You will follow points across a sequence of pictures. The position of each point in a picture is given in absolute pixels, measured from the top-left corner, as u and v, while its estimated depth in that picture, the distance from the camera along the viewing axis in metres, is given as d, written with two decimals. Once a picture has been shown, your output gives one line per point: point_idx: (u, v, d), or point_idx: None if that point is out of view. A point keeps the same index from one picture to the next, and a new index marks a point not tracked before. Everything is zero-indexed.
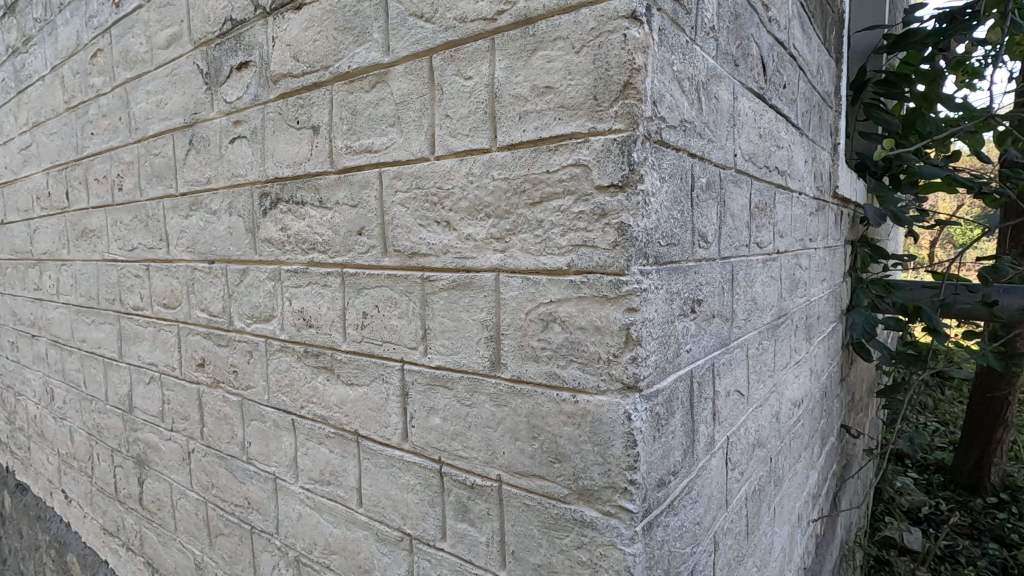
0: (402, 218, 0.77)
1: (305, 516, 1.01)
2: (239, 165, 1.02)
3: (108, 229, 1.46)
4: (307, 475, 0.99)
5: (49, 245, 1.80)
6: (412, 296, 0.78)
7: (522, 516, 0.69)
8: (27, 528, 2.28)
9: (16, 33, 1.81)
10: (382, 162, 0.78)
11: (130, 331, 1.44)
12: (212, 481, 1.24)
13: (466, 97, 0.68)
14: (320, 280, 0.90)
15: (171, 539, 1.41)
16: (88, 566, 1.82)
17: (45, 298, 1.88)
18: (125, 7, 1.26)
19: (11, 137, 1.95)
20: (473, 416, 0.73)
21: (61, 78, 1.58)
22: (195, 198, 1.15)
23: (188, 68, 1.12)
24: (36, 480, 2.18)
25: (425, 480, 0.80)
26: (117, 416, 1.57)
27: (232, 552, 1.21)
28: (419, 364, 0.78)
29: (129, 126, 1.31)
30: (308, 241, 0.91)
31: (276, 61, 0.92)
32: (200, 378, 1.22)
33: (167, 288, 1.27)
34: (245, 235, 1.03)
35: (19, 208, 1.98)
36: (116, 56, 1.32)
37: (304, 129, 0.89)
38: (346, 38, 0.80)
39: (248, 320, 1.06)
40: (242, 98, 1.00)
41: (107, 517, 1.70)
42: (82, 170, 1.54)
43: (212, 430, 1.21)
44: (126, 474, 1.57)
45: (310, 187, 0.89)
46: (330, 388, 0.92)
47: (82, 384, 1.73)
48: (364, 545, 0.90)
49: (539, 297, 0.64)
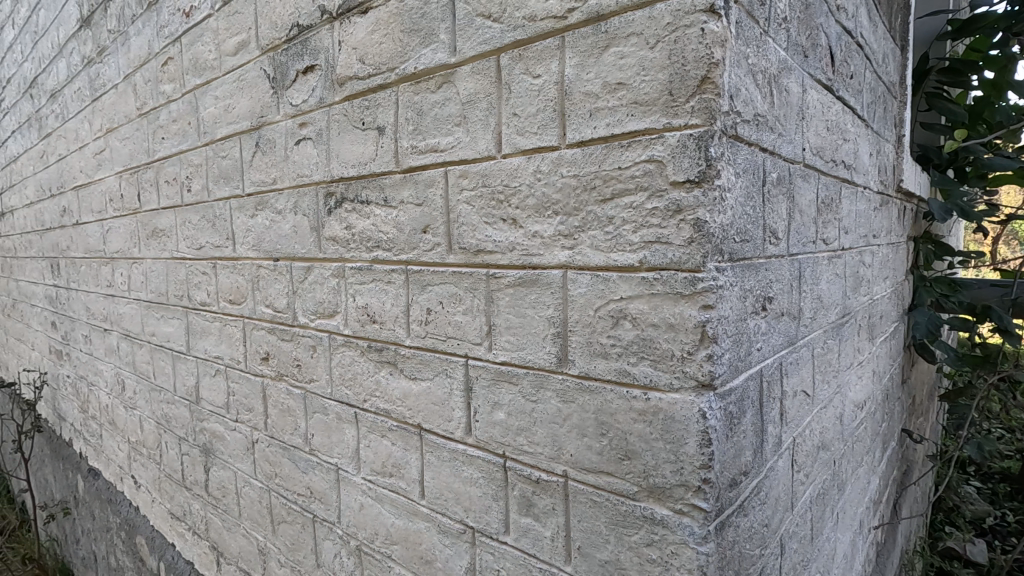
0: (467, 216, 0.78)
1: (367, 507, 1.04)
2: (304, 166, 1.06)
3: (178, 229, 1.54)
4: (369, 468, 1.02)
5: (121, 244, 1.91)
6: (477, 293, 0.79)
7: (589, 512, 0.69)
8: (99, 511, 2.42)
9: (91, 44, 1.92)
10: (448, 162, 0.79)
11: (197, 326, 1.51)
12: (275, 470, 1.28)
13: (534, 95, 0.68)
14: (384, 277, 0.93)
15: (236, 525, 1.48)
16: (156, 548, 1.92)
17: (117, 294, 1.99)
18: (195, 16, 1.32)
19: (87, 142, 2.07)
20: (539, 413, 0.73)
21: (134, 86, 1.67)
22: (260, 198, 1.19)
23: (255, 73, 1.16)
24: (107, 465, 2.31)
25: (488, 475, 0.81)
26: (184, 407, 1.65)
27: (295, 539, 1.25)
28: (484, 360, 0.79)
29: (199, 130, 1.37)
30: (372, 239, 0.94)
31: (342, 64, 0.94)
32: (265, 372, 1.27)
33: (233, 285, 1.33)
34: (309, 234, 1.07)
35: (94, 210, 2.10)
36: (187, 63, 1.39)
37: (369, 130, 0.91)
38: (412, 40, 0.82)
39: (312, 316, 1.10)
40: (307, 100, 1.03)
41: (174, 503, 1.79)
42: (153, 173, 1.62)
43: (275, 422, 1.26)
44: (192, 462, 1.64)
45: (375, 187, 0.92)
46: (393, 382, 0.94)
47: (151, 376, 1.82)
48: (426, 537, 0.93)
49: (609, 294, 0.64)
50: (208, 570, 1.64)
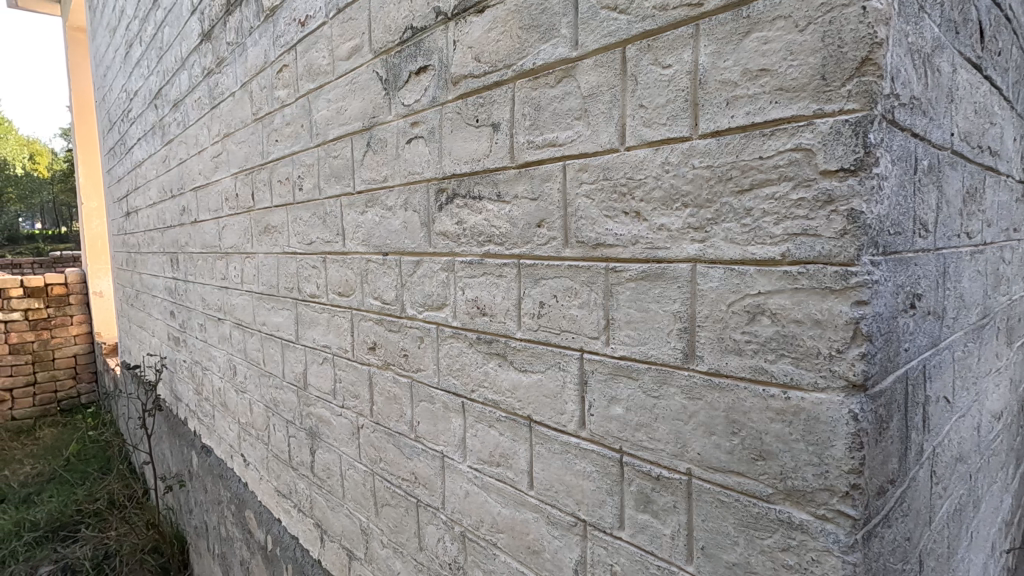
0: (587, 209, 0.78)
1: (473, 495, 1.07)
2: (415, 164, 1.10)
3: (289, 225, 1.64)
4: (475, 456, 1.05)
5: (235, 240, 2.06)
6: (594, 287, 0.79)
7: (715, 512, 0.68)
8: (211, 485, 2.65)
9: (211, 57, 2.09)
10: (567, 156, 0.80)
11: (306, 317, 1.61)
12: (380, 455, 1.35)
13: (664, 86, 0.67)
14: (496, 270, 0.95)
15: (340, 505, 1.56)
16: (264, 522, 2.07)
17: (230, 286, 2.16)
18: (310, 25, 1.40)
19: (206, 147, 2.25)
20: (660, 408, 0.72)
21: (250, 93, 1.79)
22: (371, 196, 1.25)
23: (368, 76, 1.22)
24: (219, 443, 2.51)
25: (602, 468, 0.81)
26: (292, 392, 1.76)
27: (398, 522, 1.31)
28: (601, 354, 0.79)
29: (311, 132, 1.46)
30: (484, 234, 0.96)
31: (457, 63, 0.97)
32: (372, 361, 1.33)
33: (342, 278, 1.41)
34: (420, 229, 1.11)
35: (210, 209, 2.28)
36: (301, 70, 1.47)
37: (484, 127, 0.93)
38: (532, 36, 0.83)
39: (421, 308, 1.14)
40: (420, 100, 1.07)
41: (280, 481, 1.92)
42: (267, 173, 1.74)
43: (381, 408, 1.32)
44: (299, 444, 1.75)
45: (488, 182, 0.94)
46: (502, 373, 0.96)
47: (261, 362, 1.96)
48: (534, 527, 0.94)
49: (745, 289, 0.62)
50: (312, 546, 1.75)
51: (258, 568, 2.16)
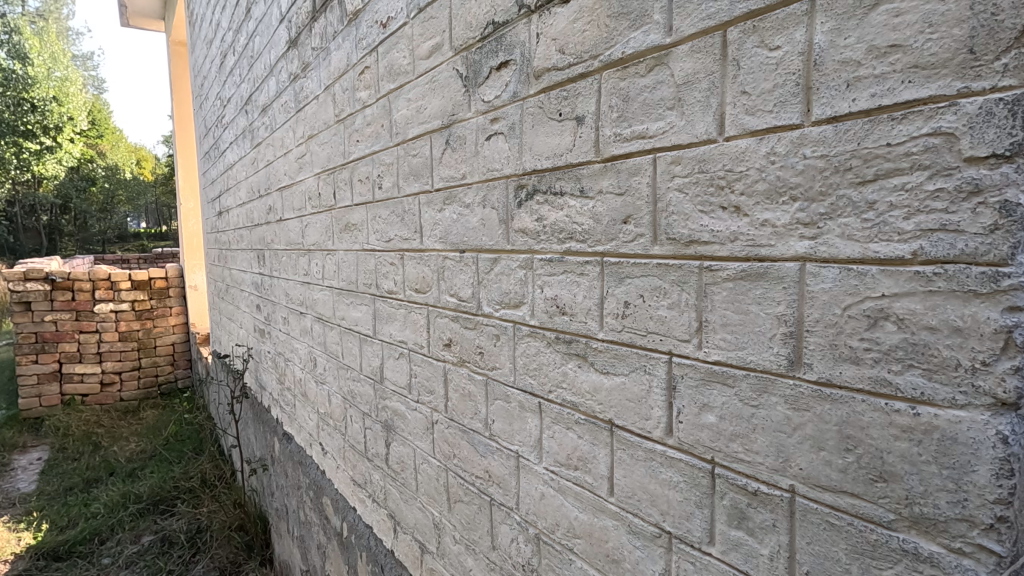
0: (679, 204, 0.74)
1: (549, 497, 1.05)
2: (494, 161, 1.09)
3: (368, 223, 1.68)
4: (552, 458, 1.03)
5: (317, 237, 2.15)
6: (686, 287, 0.74)
7: (823, 535, 0.62)
8: (292, 471, 2.79)
9: (297, 62, 2.19)
10: (657, 149, 0.76)
11: (383, 312, 1.64)
12: (454, 451, 1.35)
13: (771, 69, 0.62)
14: (577, 268, 0.92)
15: (413, 498, 1.59)
16: (341, 509, 2.15)
17: (312, 281, 2.25)
18: (391, 26, 1.43)
19: (291, 148, 2.36)
20: (759, 418, 0.67)
21: (333, 96, 1.86)
22: (449, 193, 1.26)
23: (448, 73, 1.22)
24: (300, 431, 2.63)
25: (691, 479, 0.77)
26: (368, 385, 1.81)
27: (470, 519, 1.31)
28: (691, 358, 0.75)
29: (391, 132, 1.49)
30: (565, 231, 0.94)
31: (540, 56, 0.95)
32: (447, 357, 1.34)
33: (419, 274, 1.43)
34: (498, 226, 1.10)
35: (295, 208, 2.39)
36: (382, 70, 1.50)
37: (567, 121, 0.90)
38: (620, 24, 0.80)
39: (498, 306, 1.13)
40: (500, 96, 1.06)
41: (356, 471, 1.98)
42: (348, 173, 1.80)
43: (456, 405, 1.33)
44: (375, 436, 1.80)
45: (570, 177, 0.91)
46: (582, 375, 0.94)
47: (340, 355, 2.03)
48: (614, 535, 0.90)
49: (865, 291, 0.56)
50: (385, 536, 1.79)
51: (334, 553, 2.25)
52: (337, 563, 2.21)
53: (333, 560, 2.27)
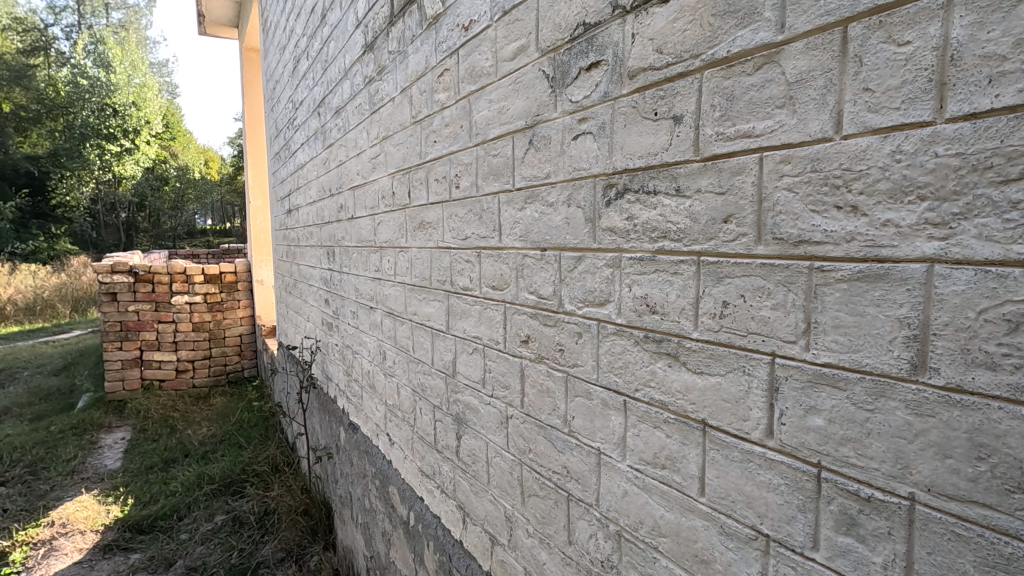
0: (788, 203, 0.73)
1: (632, 495, 1.05)
2: (582, 160, 1.11)
3: (444, 222, 1.73)
4: (637, 456, 1.03)
5: (390, 235, 2.22)
6: (793, 288, 0.73)
7: (947, 546, 0.59)
8: (358, 460, 2.89)
9: (373, 66, 2.27)
10: (764, 149, 0.75)
11: (458, 308, 1.69)
12: (530, 446, 1.37)
13: (899, 66, 0.61)
14: (670, 268, 0.92)
15: (484, 490, 1.62)
16: (407, 498, 2.22)
17: (384, 277, 2.33)
18: (474, 29, 1.46)
19: (364, 149, 2.45)
20: (875, 423, 0.66)
21: (410, 97, 1.92)
22: (531, 192, 1.28)
23: (533, 74, 1.24)
24: (366, 421, 2.72)
25: (793, 483, 0.75)
26: (440, 379, 1.86)
27: (546, 513, 1.33)
28: (797, 360, 0.74)
29: (471, 132, 1.52)
30: (658, 230, 0.94)
31: (635, 56, 0.95)
32: (524, 353, 1.37)
33: (497, 272, 1.45)
34: (584, 225, 1.11)
35: (367, 206, 2.48)
36: (463, 72, 1.54)
37: (663, 120, 0.91)
38: (727, 22, 0.79)
39: (580, 304, 1.14)
40: (590, 96, 1.07)
41: (424, 462, 2.04)
42: (424, 173, 1.85)
43: (533, 400, 1.34)
44: (445, 429, 1.85)
45: (666, 176, 0.91)
46: (672, 374, 0.94)
47: (411, 348, 2.09)
48: (704, 536, 0.90)
49: (1004, 295, 0.54)
50: (454, 527, 1.84)
51: (399, 540, 2.32)
52: (402, 551, 2.28)
53: (398, 547, 2.34)
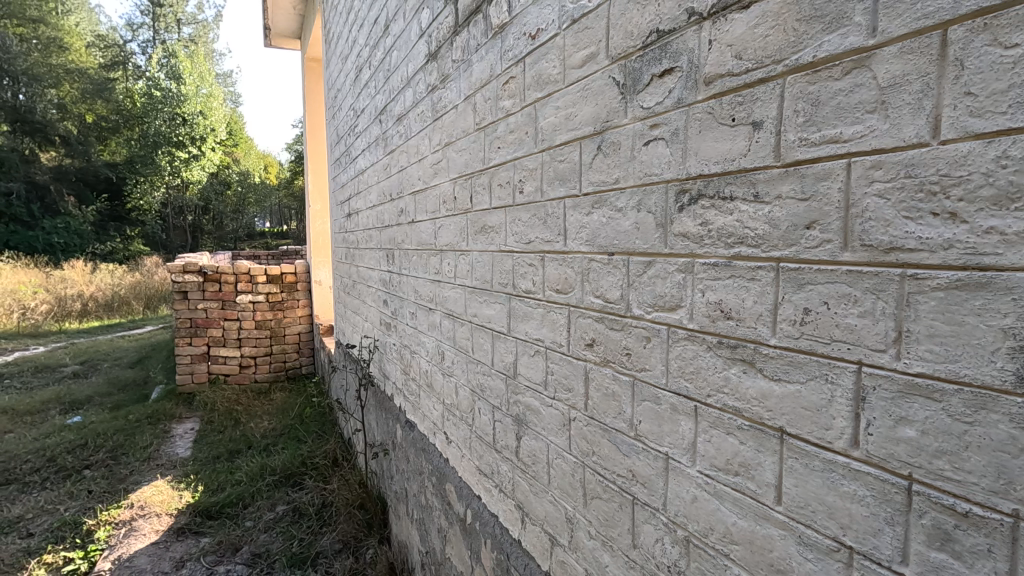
0: (878, 210, 0.72)
1: (702, 501, 1.05)
2: (654, 165, 1.11)
3: (506, 225, 1.76)
4: (707, 462, 1.02)
5: (450, 238, 2.28)
6: (883, 296, 0.72)
7: None
8: (414, 457, 2.97)
9: (436, 74, 2.33)
10: (852, 155, 0.75)
11: (519, 311, 1.72)
12: (593, 449, 1.39)
13: (1006, 68, 0.59)
14: (746, 274, 0.91)
15: (544, 491, 1.64)
16: (465, 496, 2.27)
17: (444, 279, 2.39)
18: (541, 37, 1.49)
19: (426, 155, 2.53)
20: (974, 436, 0.64)
21: (474, 105, 1.97)
22: (599, 197, 1.29)
23: (603, 82, 1.25)
24: (424, 419, 2.80)
25: (881, 494, 0.74)
26: (500, 380, 1.90)
27: (609, 515, 1.34)
28: (886, 369, 0.72)
29: (536, 138, 1.55)
30: (734, 235, 0.94)
31: (712, 62, 0.96)
32: (588, 356, 1.38)
33: (561, 275, 1.47)
34: (654, 230, 1.12)
35: (428, 210, 2.55)
36: (529, 80, 1.57)
37: (741, 126, 0.91)
38: (813, 27, 0.79)
39: (649, 308, 1.15)
40: (662, 102, 1.08)
41: (482, 461, 2.08)
42: (487, 178, 1.89)
43: (597, 403, 1.36)
44: (505, 429, 1.88)
45: (744, 181, 0.91)
46: (748, 381, 0.93)
47: (470, 349, 2.14)
48: (780, 545, 0.89)
49: None
50: (512, 526, 1.86)
51: (455, 537, 2.37)
52: (458, 547, 2.33)
53: (453, 544, 2.40)
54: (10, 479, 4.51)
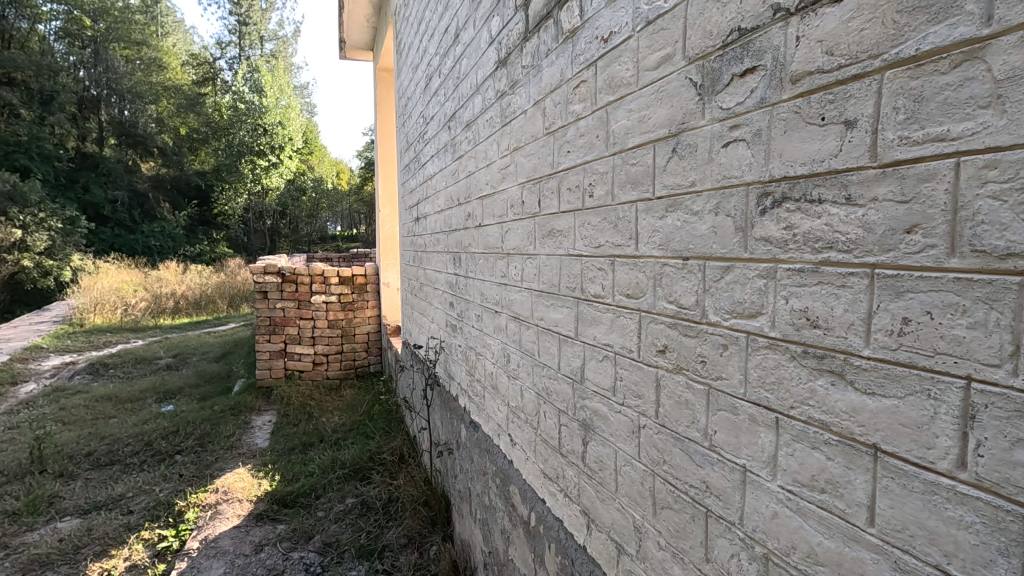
0: (992, 213, 0.66)
1: (783, 517, 1.00)
2: (733, 167, 1.08)
3: (575, 230, 1.76)
4: (790, 477, 0.98)
5: (518, 242, 2.30)
6: (998, 306, 0.66)
7: None
8: (478, 457, 3.01)
9: (506, 80, 2.37)
10: (960, 153, 0.69)
11: (588, 315, 1.71)
12: (664, 458, 1.36)
13: None
14: (836, 280, 0.87)
15: (611, 498, 1.62)
16: (529, 499, 2.28)
17: (510, 283, 2.41)
18: (614, 40, 1.48)
19: (494, 160, 2.57)
20: None
21: (543, 109, 1.98)
22: (673, 201, 1.26)
23: (679, 83, 1.23)
24: (488, 420, 2.83)
25: (993, 522, 0.68)
26: (566, 384, 1.89)
27: (680, 527, 1.30)
28: (1001, 386, 0.66)
29: (608, 141, 1.54)
30: (822, 240, 0.89)
31: (800, 59, 0.92)
32: (660, 363, 1.35)
33: (632, 280, 1.45)
34: (733, 234, 1.08)
35: (495, 214, 2.59)
36: (601, 83, 1.57)
37: (832, 125, 0.86)
38: (916, 18, 0.74)
39: (727, 315, 1.12)
40: (743, 103, 1.04)
41: (547, 465, 2.09)
42: (556, 182, 1.89)
43: (669, 411, 1.33)
44: (571, 434, 1.87)
45: (834, 183, 0.86)
46: (837, 394, 0.88)
47: (537, 353, 2.15)
48: (872, 569, 0.84)
49: None
50: (578, 531, 1.85)
51: (519, 539, 2.38)
52: (522, 549, 2.34)
53: (517, 546, 2.41)
54: (114, 460, 4.96)
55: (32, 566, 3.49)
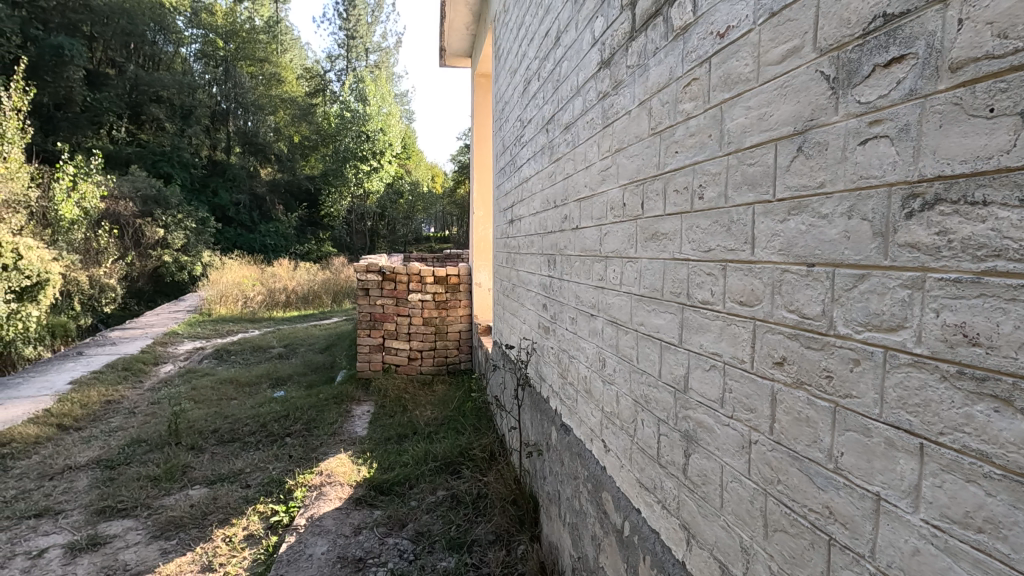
0: None
1: (927, 556, 0.89)
2: (873, 166, 0.99)
3: (682, 233, 1.70)
4: (937, 511, 0.87)
5: (617, 244, 2.27)
6: None
7: None
8: (569, 460, 2.99)
9: (608, 81, 2.34)
10: None
11: (694, 322, 1.64)
12: (778, 477, 1.27)
13: None
14: (1004, 293, 0.77)
15: (715, 515, 1.55)
16: (622, 507, 2.23)
17: (608, 286, 2.38)
18: (732, 35, 1.42)
19: (594, 162, 2.54)
20: None
21: (649, 109, 1.93)
22: (798, 202, 1.18)
23: (807, 77, 1.15)
24: (580, 424, 2.81)
25: None
26: (667, 392, 1.83)
27: (796, 552, 1.21)
28: None
29: (722, 140, 1.47)
30: (986, 247, 0.80)
31: (963, 44, 0.82)
32: (777, 376, 1.27)
33: (746, 287, 1.38)
34: (871, 239, 0.99)
35: (594, 216, 2.56)
36: (715, 80, 1.50)
37: (1003, 118, 0.77)
38: None
39: (860, 328, 1.02)
40: (888, 95, 0.95)
41: (644, 474, 2.03)
42: (661, 184, 1.84)
43: (785, 428, 1.24)
44: (671, 444, 1.81)
45: (1006, 182, 0.76)
46: (1004, 421, 0.78)
47: (635, 359, 2.10)
48: None
49: None
50: (676, 546, 1.78)
51: (611, 547, 2.34)
52: (614, 557, 2.30)
53: (609, 554, 2.36)
54: (235, 437, 5.49)
55: (169, 526, 3.94)
